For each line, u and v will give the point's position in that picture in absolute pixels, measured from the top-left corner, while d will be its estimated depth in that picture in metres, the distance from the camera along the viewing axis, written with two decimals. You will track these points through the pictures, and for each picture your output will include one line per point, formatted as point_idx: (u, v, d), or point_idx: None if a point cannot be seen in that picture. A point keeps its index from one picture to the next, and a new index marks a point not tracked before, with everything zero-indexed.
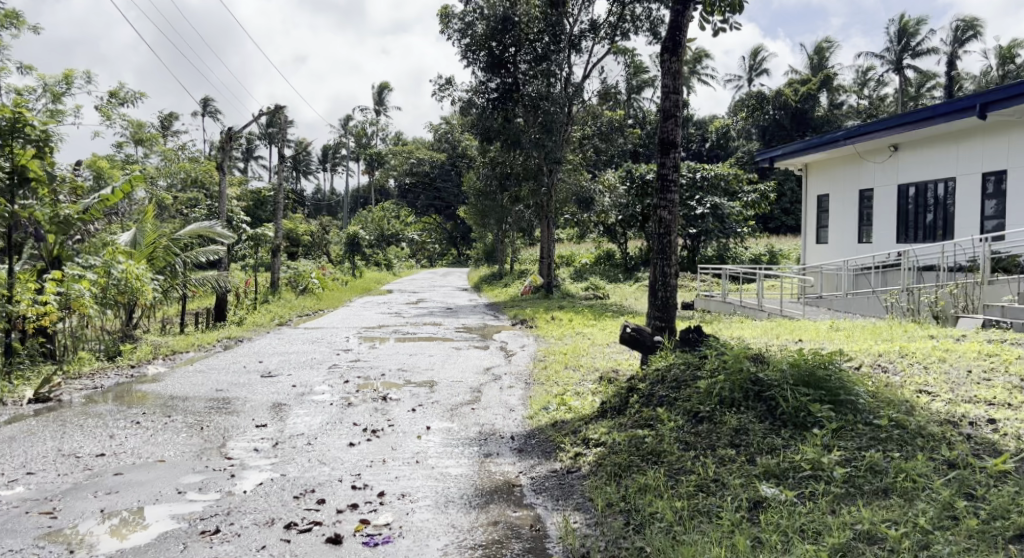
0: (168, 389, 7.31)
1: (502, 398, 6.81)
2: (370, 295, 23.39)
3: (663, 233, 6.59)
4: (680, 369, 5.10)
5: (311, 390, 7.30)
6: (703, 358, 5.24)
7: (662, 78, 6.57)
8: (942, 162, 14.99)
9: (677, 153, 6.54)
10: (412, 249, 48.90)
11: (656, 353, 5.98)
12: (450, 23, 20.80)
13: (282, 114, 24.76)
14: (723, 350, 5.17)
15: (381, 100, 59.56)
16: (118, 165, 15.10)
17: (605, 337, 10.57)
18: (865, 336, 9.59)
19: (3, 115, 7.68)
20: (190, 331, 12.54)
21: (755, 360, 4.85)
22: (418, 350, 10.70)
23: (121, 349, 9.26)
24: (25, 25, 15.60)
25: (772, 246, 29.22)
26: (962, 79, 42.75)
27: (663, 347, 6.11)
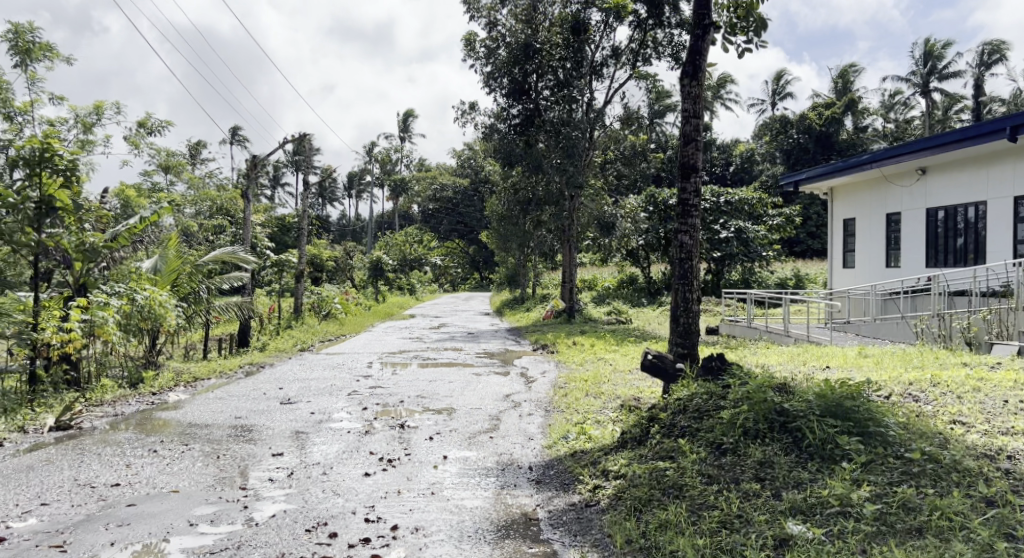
0: (188, 417, 7.33)
1: (521, 426, 6.72)
2: (392, 320, 23.43)
3: (684, 258, 6.49)
4: (703, 399, 4.97)
5: (329, 417, 7.28)
6: (726, 388, 5.11)
7: (683, 102, 6.51)
8: (971, 185, 14.70)
9: (698, 178, 6.46)
10: (434, 274, 49.16)
11: (677, 382, 5.86)
12: (474, 50, 21.04)
13: (308, 142, 25.17)
14: (746, 380, 5.03)
15: (405, 127, 60.38)
16: (146, 194, 15.40)
17: (627, 363, 10.45)
18: (895, 363, 9.34)
19: (33, 145, 7.96)
20: (213, 357, 12.65)
21: (781, 390, 4.71)
22: (439, 376, 10.67)
23: (143, 376, 9.35)
24: (58, 58, 16.05)
25: (798, 270, 28.87)
26: (991, 101, 42.19)
27: (685, 375, 5.99)
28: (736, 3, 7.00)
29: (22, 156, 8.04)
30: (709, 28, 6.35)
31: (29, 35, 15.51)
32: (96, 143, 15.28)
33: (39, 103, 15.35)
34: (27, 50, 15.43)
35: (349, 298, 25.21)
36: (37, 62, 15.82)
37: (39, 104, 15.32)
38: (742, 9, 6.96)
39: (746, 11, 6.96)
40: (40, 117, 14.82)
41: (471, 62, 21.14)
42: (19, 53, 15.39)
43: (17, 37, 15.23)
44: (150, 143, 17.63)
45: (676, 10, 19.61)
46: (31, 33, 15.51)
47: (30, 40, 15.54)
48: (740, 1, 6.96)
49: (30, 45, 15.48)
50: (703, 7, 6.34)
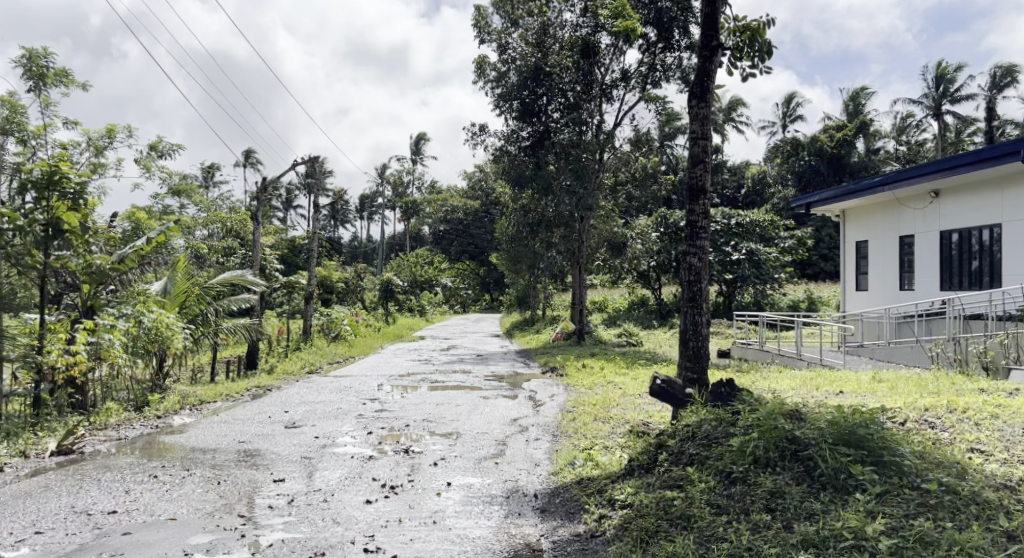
0: (191, 441, 7.29)
1: (528, 452, 6.61)
2: (401, 342, 23.41)
3: (693, 281, 6.40)
4: (712, 425, 4.85)
5: (333, 441, 7.22)
6: (736, 414, 4.99)
7: (690, 124, 6.46)
8: (986, 207, 14.53)
9: (706, 200, 6.40)
10: (445, 295, 49.22)
11: (686, 407, 5.76)
12: (484, 73, 21.22)
13: (319, 165, 25.37)
14: (756, 406, 4.92)
15: (417, 150, 60.86)
16: (157, 216, 15.56)
17: (637, 387, 10.33)
18: (910, 389, 9.17)
19: (41, 167, 8.06)
20: (220, 380, 12.65)
21: (793, 417, 4.60)
22: (447, 398, 10.58)
23: (148, 399, 9.35)
24: (73, 84, 16.31)
25: (811, 292, 28.64)
26: (1004, 124, 42.02)
27: (694, 401, 5.89)
28: (743, 27, 6.99)
29: (31, 179, 8.16)
30: (716, 49, 6.32)
31: (44, 60, 15.78)
32: (107, 166, 15.45)
33: (52, 127, 15.56)
34: (41, 75, 15.69)
35: (359, 319, 25.22)
36: (51, 87, 16.08)
37: (52, 128, 15.53)
38: (749, 33, 6.95)
39: (752, 36, 6.96)
40: (53, 141, 15.01)
41: (482, 85, 21.29)
42: (34, 78, 15.66)
43: (32, 62, 15.49)
44: (161, 167, 17.82)
45: (685, 33, 19.71)
46: (45, 59, 15.78)
47: (45, 65, 15.80)
48: (747, 25, 6.95)
49: (44, 70, 15.74)
50: (710, 29, 6.31)
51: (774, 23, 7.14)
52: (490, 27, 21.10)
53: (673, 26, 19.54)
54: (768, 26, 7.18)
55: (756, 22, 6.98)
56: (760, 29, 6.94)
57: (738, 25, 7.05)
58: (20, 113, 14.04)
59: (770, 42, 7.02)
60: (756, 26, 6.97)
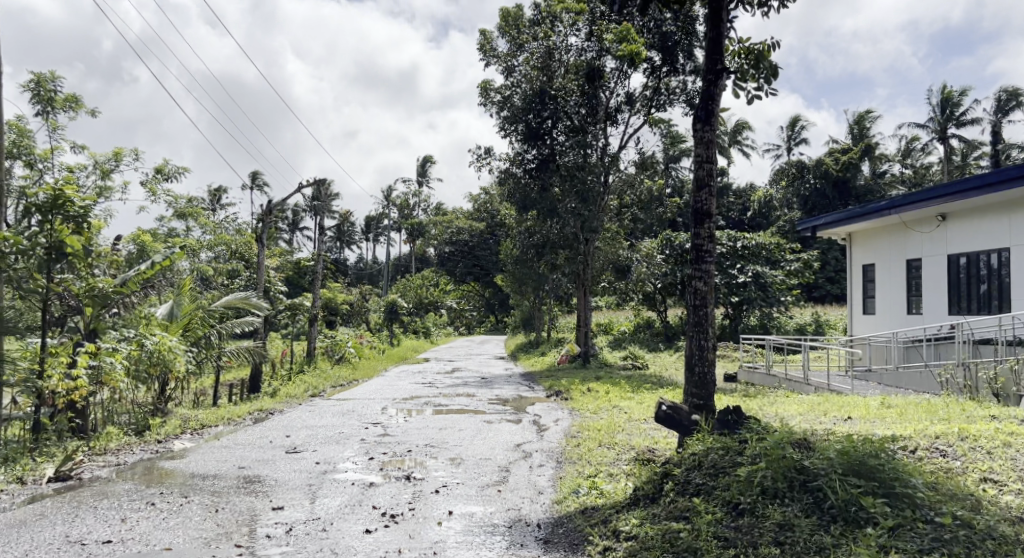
0: (191, 467, 7.22)
1: (531, 479, 6.51)
2: (405, 364, 23.29)
3: (699, 305, 6.32)
4: (719, 454, 4.75)
5: (333, 467, 7.13)
6: (744, 442, 4.89)
7: (696, 147, 6.42)
8: (994, 231, 14.43)
9: (711, 223, 6.33)
10: (450, 317, 49.18)
11: (692, 435, 5.66)
12: (490, 97, 21.37)
13: (325, 187, 25.51)
14: (764, 434, 4.81)
15: (423, 172, 61.18)
16: (162, 239, 15.61)
17: (643, 411, 10.21)
18: (919, 415, 9.04)
19: (46, 191, 8.08)
20: (223, 403, 12.59)
21: (803, 446, 4.50)
22: (450, 423, 10.47)
23: (149, 423, 9.29)
24: (82, 108, 16.47)
25: (818, 315, 28.46)
26: (1010, 148, 42.03)
27: (700, 428, 5.79)
28: (748, 49, 7.01)
29: (36, 203, 8.18)
30: (721, 73, 6.30)
31: (52, 85, 15.94)
32: (113, 189, 15.53)
33: (60, 150, 15.66)
34: (49, 100, 15.84)
35: (363, 341, 25.17)
36: (60, 111, 16.22)
37: (59, 152, 15.64)
38: (754, 55, 6.98)
39: (757, 58, 6.98)
40: (60, 164, 15.10)
41: (487, 109, 21.42)
42: (42, 102, 15.82)
43: (40, 86, 15.66)
44: (167, 189, 17.91)
45: (690, 58, 19.82)
46: (54, 83, 15.94)
47: (53, 89, 15.97)
48: (751, 48, 6.98)
49: (52, 95, 15.91)
50: (715, 52, 6.29)
51: (778, 46, 7.17)
52: (496, 52, 21.28)
53: (678, 50, 19.66)
54: (773, 49, 7.20)
55: (761, 44, 7.01)
56: (765, 52, 6.96)
57: (743, 48, 7.08)
58: (28, 137, 14.15)
59: (775, 64, 7.04)
60: (761, 48, 6.99)
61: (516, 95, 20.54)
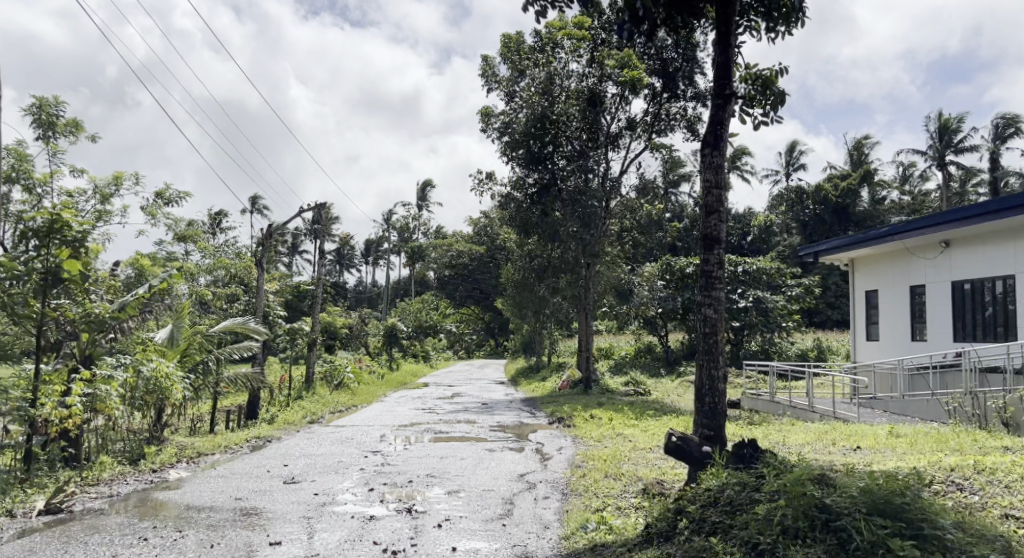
0: (187, 498, 7.03)
1: (537, 512, 6.32)
2: (405, 390, 23.03)
3: (709, 333, 6.19)
4: (736, 491, 4.59)
5: (333, 499, 6.94)
6: (760, 478, 4.72)
7: (704, 172, 6.34)
8: (998, 257, 14.35)
9: (721, 249, 6.23)
10: (449, 341, 48.95)
11: (705, 469, 5.50)
12: (491, 122, 21.43)
13: (325, 211, 25.47)
14: (782, 470, 4.65)
15: (423, 196, 61.34)
16: (160, 263, 15.50)
17: (648, 440, 10.03)
18: (930, 445, 8.88)
19: (43, 215, 8.01)
20: (220, 430, 12.40)
21: (822, 482, 4.34)
22: (451, 451, 10.27)
23: (144, 452, 9.11)
24: (82, 133, 16.44)
25: (820, 341, 28.30)
26: (1008, 175, 42.21)
27: (712, 462, 5.63)
28: (756, 75, 6.97)
29: (32, 228, 8.10)
30: (730, 97, 6.24)
31: (53, 109, 15.96)
32: (113, 213, 15.44)
33: (59, 174, 15.61)
34: (50, 123, 15.82)
35: (362, 366, 24.95)
36: (60, 136, 16.20)
37: (59, 176, 15.60)
38: (762, 81, 6.93)
39: (765, 84, 6.94)
40: (60, 188, 15.04)
41: (488, 134, 21.45)
42: (43, 126, 15.80)
43: (41, 110, 15.67)
44: (167, 213, 17.83)
45: (691, 84, 19.91)
46: (55, 107, 15.96)
47: (54, 113, 15.99)
48: (759, 74, 6.93)
49: (53, 119, 15.91)
50: (723, 77, 6.25)
51: (785, 73, 7.13)
52: (497, 77, 21.39)
53: (679, 76, 19.75)
54: (780, 75, 7.17)
55: (768, 70, 6.96)
56: (773, 78, 6.92)
57: (750, 73, 7.04)
58: (27, 161, 14.10)
59: (783, 91, 7.00)
60: (769, 74, 6.95)
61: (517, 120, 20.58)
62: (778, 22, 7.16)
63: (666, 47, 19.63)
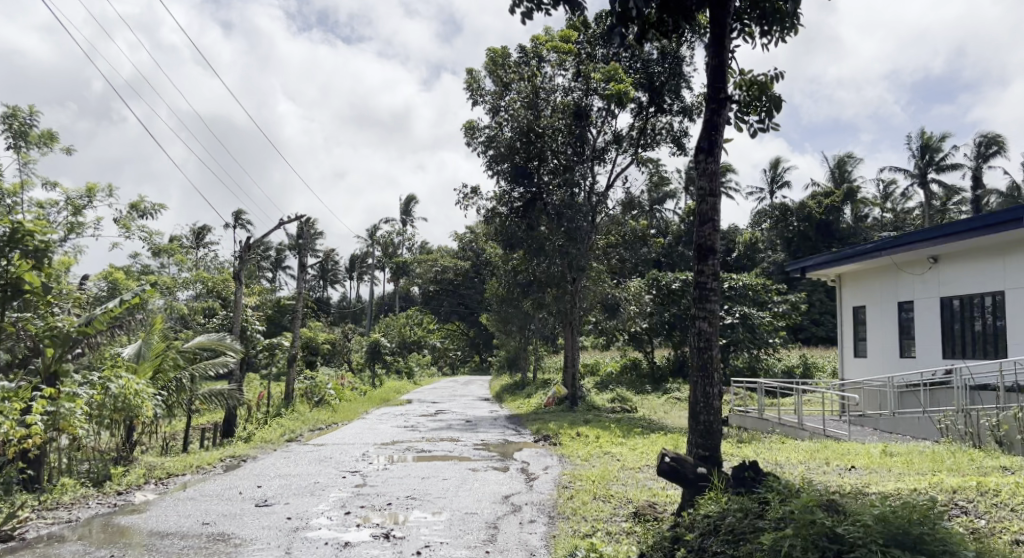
0: (152, 523, 6.60)
1: (522, 538, 5.96)
2: (387, 407, 22.55)
3: (703, 348, 5.91)
4: (738, 518, 4.30)
5: (307, 523, 6.55)
6: (764, 504, 4.44)
7: (699, 179, 6.10)
8: (986, 274, 14.25)
9: (715, 260, 5.97)
10: (433, 357, 48.46)
11: (700, 493, 5.22)
12: (476, 136, 21.22)
13: (308, 225, 25.06)
14: (787, 496, 4.36)
15: (408, 211, 61.02)
16: (134, 277, 15.05)
17: (636, 459, 9.74)
18: (925, 464, 8.66)
19: (4, 225, 7.62)
20: (193, 450, 11.92)
21: (829, 508, 4.06)
22: (434, 471, 9.89)
23: (110, 473, 8.67)
24: (55, 144, 16.00)
25: (806, 357, 28.20)
26: (989, 193, 42.71)
27: (708, 486, 5.35)
28: (751, 81, 6.83)
29: None
30: (724, 102, 6.04)
31: (26, 118, 15.51)
32: (85, 226, 14.99)
33: (30, 185, 15.16)
34: (22, 133, 15.39)
35: (344, 383, 24.43)
36: (32, 146, 15.76)
37: (30, 187, 15.15)
38: (757, 87, 6.79)
39: (760, 90, 6.81)
40: (30, 200, 14.58)
41: (473, 148, 21.24)
42: (15, 136, 15.37)
43: (13, 119, 15.21)
44: (142, 226, 17.38)
45: (677, 98, 19.87)
46: (28, 116, 15.52)
47: (27, 123, 15.54)
48: (754, 80, 6.80)
49: (26, 128, 15.47)
50: (718, 81, 6.05)
51: (780, 78, 7.00)
52: (483, 91, 21.22)
53: (665, 90, 19.71)
54: (775, 80, 7.04)
55: (763, 77, 6.82)
56: (768, 84, 6.80)
57: (745, 80, 6.89)
58: None
59: (778, 96, 6.87)
60: (764, 80, 6.82)
61: (502, 134, 20.39)
62: (772, 25, 6.99)
63: (652, 61, 19.60)
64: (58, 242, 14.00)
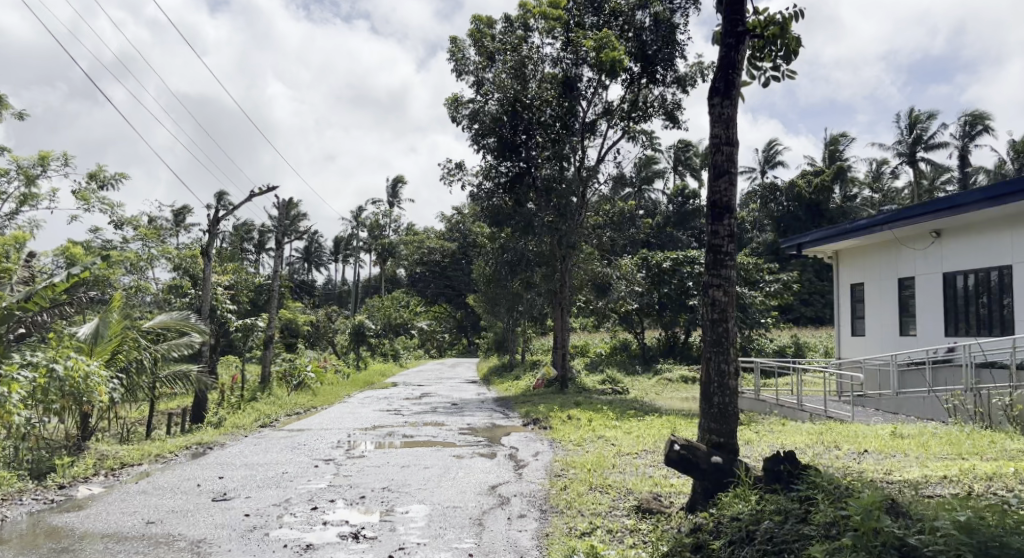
0: (88, 523, 5.80)
1: (509, 537, 5.24)
2: (371, 390, 21.74)
3: (717, 320, 5.20)
4: (776, 528, 3.66)
5: (267, 522, 5.78)
6: (806, 512, 3.78)
7: (712, 126, 5.34)
8: (993, 250, 13.61)
9: (732, 219, 5.24)
10: (421, 339, 47.77)
11: (726, 495, 4.56)
12: (461, 109, 20.33)
13: (286, 203, 24.12)
14: (837, 502, 3.70)
15: (394, 192, 60.09)
16: (93, 252, 14.09)
17: (633, 444, 9.03)
18: (944, 448, 8.01)
19: None
20: (157, 437, 11.09)
21: (889, 512, 3.39)
22: (415, 458, 9.12)
23: (54, 464, 7.86)
24: (7, 109, 14.99)
25: (797, 338, 27.68)
26: (976, 172, 42.39)
27: (737, 485, 4.71)
28: (768, 21, 6.02)
29: None
30: (743, 36, 5.27)
31: None
32: (40, 197, 14.02)
33: None
34: None
35: (325, 365, 23.65)
36: None
37: None
38: (774, 28, 5.99)
39: (777, 32, 6.03)
40: None
41: (458, 122, 20.35)
42: None
43: None
44: (103, 199, 16.35)
45: (670, 68, 19.06)
46: None
47: None
48: (770, 20, 5.99)
49: None
50: (735, 11, 5.30)
51: (800, 17, 6.21)
52: (468, 61, 20.28)
53: (658, 59, 18.86)
54: (793, 20, 6.25)
55: (782, 16, 6.02)
56: (787, 24, 5.99)
57: (760, 20, 6.07)
58: None
59: (796, 38, 6.10)
60: (782, 20, 6.01)
61: (488, 107, 19.49)
62: None
63: (645, 29, 18.72)
64: (9, 214, 13.06)
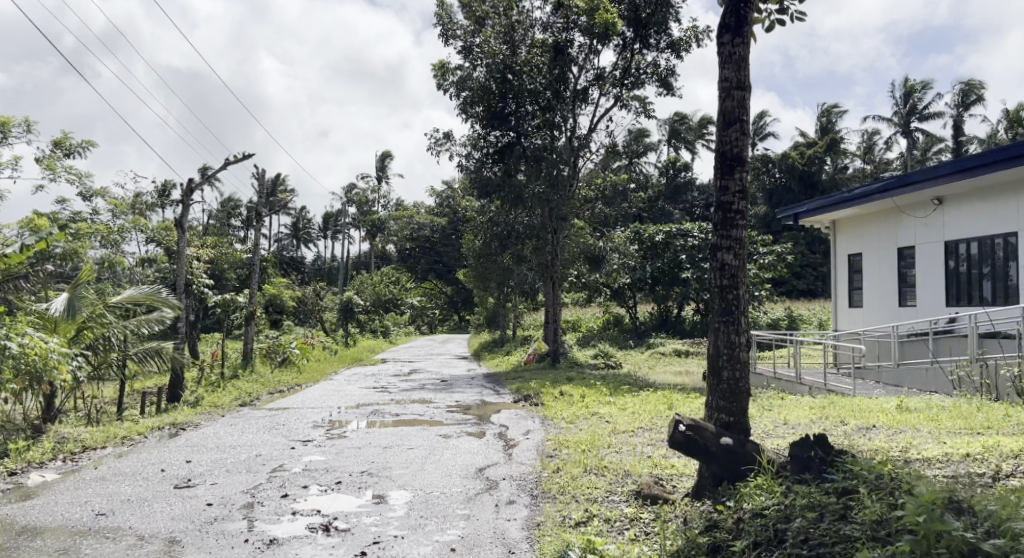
0: (31, 516, 5.25)
1: (497, 528, 4.72)
2: (358, 367, 21.20)
3: (727, 287, 4.68)
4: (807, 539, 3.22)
5: (229, 513, 5.25)
6: (845, 519, 3.31)
7: (723, 67, 4.76)
8: (998, 218, 13.11)
9: (745, 173, 4.70)
10: (412, 315, 47.17)
11: (745, 483, 4.07)
12: (448, 76, 19.57)
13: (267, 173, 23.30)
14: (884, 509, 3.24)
15: (382, 167, 59.09)
16: (58, 223, 13.37)
17: (628, 421, 8.55)
18: (956, 422, 7.55)
19: None
20: (127, 417, 10.52)
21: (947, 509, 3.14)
22: (399, 438, 8.61)
23: (9, 449, 7.31)
24: None
25: (792, 310, 27.28)
26: (970, 141, 41.93)
27: (756, 472, 4.22)
28: None
29: None
30: None
31: None
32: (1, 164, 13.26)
33: None
34: None
35: (311, 341, 23.07)
36: None
37: None
38: None
39: None
40: None
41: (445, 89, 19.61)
42: None
43: None
44: (69, 167, 15.54)
45: (664, 32, 18.36)
46: None
47: None
48: None
49: None
50: None
51: None
52: (455, 26, 19.46)
53: (651, 24, 18.15)
54: None
55: None
56: None
57: None
58: None
59: None
60: None
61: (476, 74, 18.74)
62: None
63: None
64: None
